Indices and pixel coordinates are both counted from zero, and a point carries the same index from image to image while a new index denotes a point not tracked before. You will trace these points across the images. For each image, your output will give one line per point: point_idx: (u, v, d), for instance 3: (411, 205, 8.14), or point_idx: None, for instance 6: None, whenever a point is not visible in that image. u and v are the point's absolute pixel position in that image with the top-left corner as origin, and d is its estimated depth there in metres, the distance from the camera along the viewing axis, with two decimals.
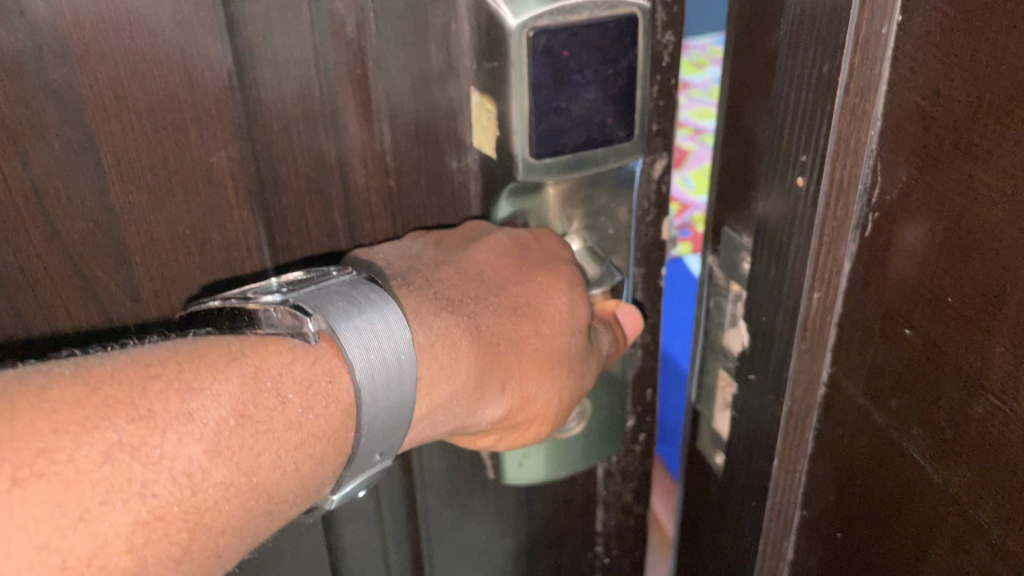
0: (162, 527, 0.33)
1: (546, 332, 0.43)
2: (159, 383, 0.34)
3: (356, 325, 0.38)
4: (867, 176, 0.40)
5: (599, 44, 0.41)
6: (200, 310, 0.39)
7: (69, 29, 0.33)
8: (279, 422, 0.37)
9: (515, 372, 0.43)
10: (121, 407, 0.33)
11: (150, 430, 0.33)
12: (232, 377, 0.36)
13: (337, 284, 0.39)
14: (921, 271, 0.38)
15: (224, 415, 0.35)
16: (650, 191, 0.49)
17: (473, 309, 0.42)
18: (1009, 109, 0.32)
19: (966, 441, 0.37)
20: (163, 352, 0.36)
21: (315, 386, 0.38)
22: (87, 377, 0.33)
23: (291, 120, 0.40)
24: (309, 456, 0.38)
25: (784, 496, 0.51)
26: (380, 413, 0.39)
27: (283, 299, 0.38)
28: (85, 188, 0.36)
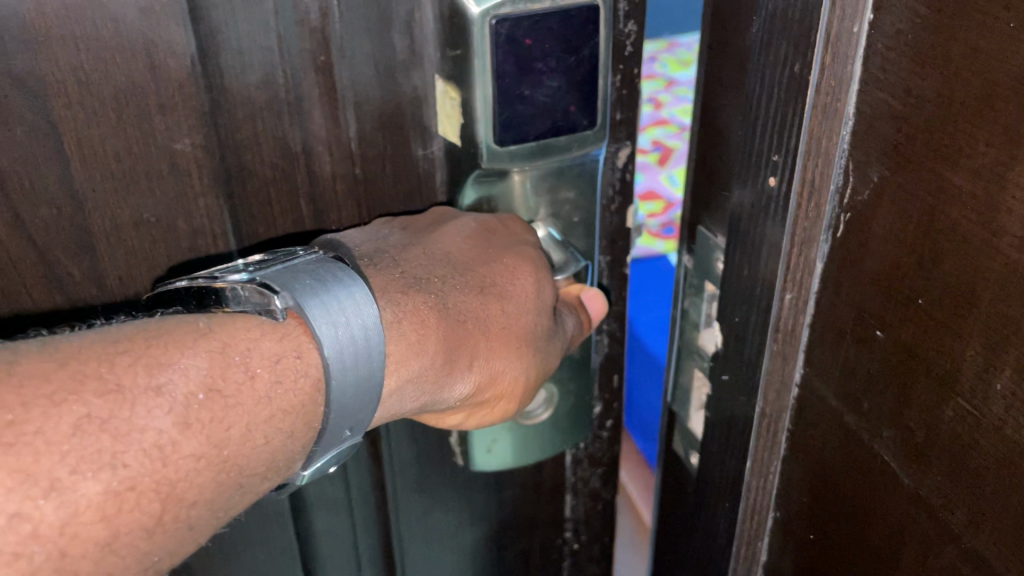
0: (135, 498, 0.31)
1: (511, 311, 0.42)
2: (125, 358, 0.33)
3: (325, 304, 0.36)
4: (839, 176, 0.38)
5: (561, 32, 0.41)
6: (166, 291, 0.36)
7: (33, 19, 0.35)
8: (248, 396, 0.35)
9: (483, 349, 0.42)
10: (88, 379, 0.31)
11: (119, 403, 0.31)
12: (198, 352, 0.34)
13: (303, 262, 0.37)
14: (892, 272, 0.36)
15: (192, 389, 0.33)
16: (614, 179, 0.49)
17: (438, 287, 0.41)
18: (980, 109, 0.30)
19: (936, 447, 0.35)
20: (131, 330, 0.34)
21: (283, 361, 0.35)
22: (54, 354, 0.32)
23: (256, 107, 0.41)
24: (279, 430, 0.35)
25: (758, 498, 0.50)
26: (350, 389, 0.36)
27: (250, 277, 0.35)
28: (50, 175, 0.38)
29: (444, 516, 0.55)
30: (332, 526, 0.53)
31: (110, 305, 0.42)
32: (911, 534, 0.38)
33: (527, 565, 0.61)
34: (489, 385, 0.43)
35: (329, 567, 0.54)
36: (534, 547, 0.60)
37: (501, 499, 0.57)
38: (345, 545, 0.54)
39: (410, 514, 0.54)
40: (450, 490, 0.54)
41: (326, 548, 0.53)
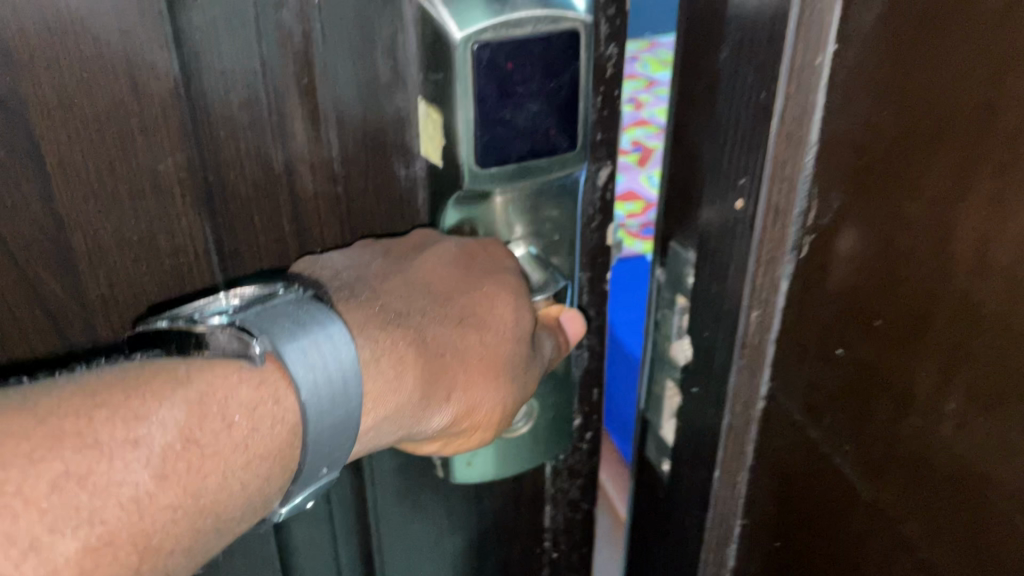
0: (112, 552, 0.32)
1: (490, 341, 0.43)
2: (103, 412, 0.33)
3: (301, 347, 0.36)
4: (804, 200, 0.39)
5: (542, 58, 0.43)
6: (149, 330, 0.37)
7: (13, 42, 0.35)
8: (226, 444, 0.35)
9: (461, 381, 0.42)
10: (66, 436, 0.32)
11: (97, 458, 0.32)
12: (175, 404, 0.34)
13: (282, 305, 0.37)
14: (852, 293, 0.38)
15: (169, 440, 0.34)
16: (595, 199, 0.51)
17: (417, 321, 0.42)
18: (930, 141, 0.32)
19: (893, 460, 0.38)
20: (108, 378, 0.34)
21: (260, 409, 0.36)
22: (35, 408, 0.32)
23: (238, 127, 0.42)
24: (257, 475, 0.36)
25: (726, 508, 0.51)
26: (328, 428, 0.37)
27: (229, 321, 0.36)
28: (29, 196, 0.39)
29: (424, 526, 0.56)
30: (312, 537, 0.54)
31: (95, 322, 0.43)
32: (870, 540, 0.40)
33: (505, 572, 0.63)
34: (468, 416, 0.43)
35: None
36: (513, 554, 0.62)
37: (480, 509, 0.58)
38: (325, 558, 0.55)
39: (390, 525, 0.55)
40: (431, 500, 0.55)
41: (306, 562, 0.54)
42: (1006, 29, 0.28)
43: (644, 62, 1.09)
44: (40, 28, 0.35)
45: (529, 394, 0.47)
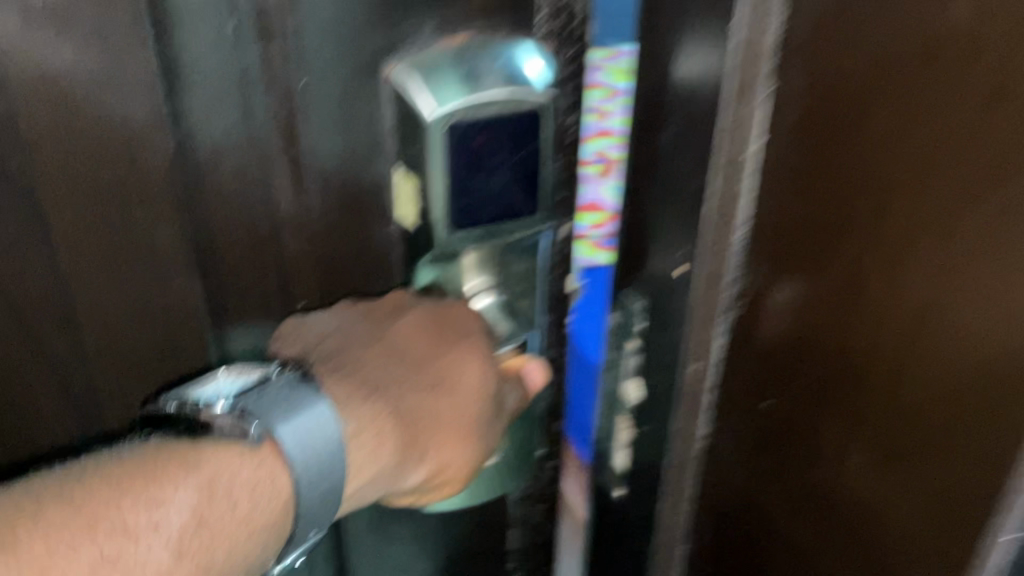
0: None
1: (459, 403, 0.52)
2: (129, 500, 0.38)
3: (294, 427, 0.41)
4: (738, 266, 0.46)
5: (508, 134, 0.47)
6: (159, 412, 0.42)
7: (27, 134, 0.41)
8: (231, 521, 0.40)
9: (434, 442, 0.52)
10: (99, 523, 0.37)
11: (124, 541, 0.38)
12: (187, 489, 0.40)
13: (276, 387, 0.41)
14: (782, 345, 0.44)
15: (184, 520, 0.39)
16: (556, 251, 0.55)
17: (394, 392, 0.51)
18: (843, 224, 0.39)
19: (814, 488, 0.44)
20: (130, 464, 0.40)
21: (260, 487, 0.41)
22: (72, 501, 0.38)
23: (228, 197, 0.45)
24: (257, 543, 0.41)
25: (670, 532, 0.57)
26: (318, 497, 0.42)
27: (231, 405, 0.40)
28: (38, 261, 0.44)
29: (396, 554, 0.61)
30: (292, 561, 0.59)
31: (90, 370, 0.49)
32: (795, 564, 0.46)
33: None
34: (440, 470, 0.53)
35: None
36: None
37: (448, 537, 0.62)
38: None
39: (364, 552, 0.60)
40: (404, 532, 0.60)
41: None
42: (897, 147, 0.35)
43: None
44: (53, 117, 0.40)
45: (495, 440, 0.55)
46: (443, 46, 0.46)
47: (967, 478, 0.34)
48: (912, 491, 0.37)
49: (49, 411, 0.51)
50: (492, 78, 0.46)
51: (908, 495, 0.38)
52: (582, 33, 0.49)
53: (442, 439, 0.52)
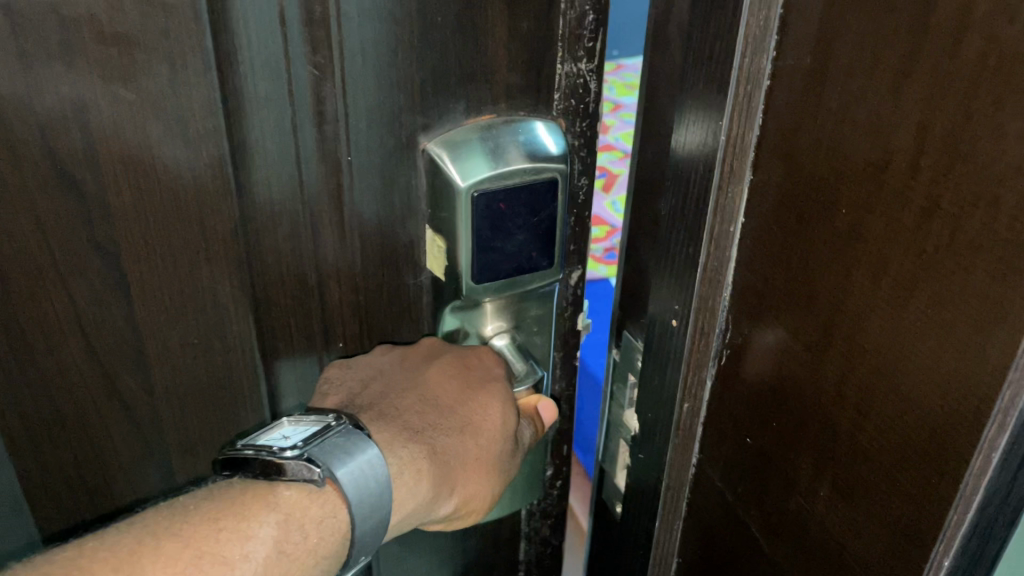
0: None
1: (485, 444, 0.56)
2: (224, 532, 0.44)
3: (350, 471, 0.46)
4: (723, 323, 0.51)
5: (528, 200, 0.54)
6: (237, 457, 0.46)
7: (115, 205, 0.48)
8: (303, 550, 0.46)
9: (462, 478, 0.55)
10: (203, 555, 0.43)
11: (223, 569, 0.43)
12: (270, 522, 0.46)
13: (335, 435, 0.47)
14: (757, 397, 0.50)
15: (269, 551, 0.45)
16: (568, 294, 0.62)
17: (430, 434, 0.55)
18: (809, 298, 0.44)
19: (786, 523, 0.49)
20: (220, 503, 0.46)
21: (325, 521, 0.47)
22: (180, 534, 0.44)
23: (282, 253, 0.53)
24: (322, 566, 0.48)
25: (665, 548, 0.63)
26: (369, 530, 0.48)
27: (300, 452, 0.45)
28: (117, 314, 0.51)
29: (417, 562, 0.68)
30: None
31: (156, 406, 0.56)
32: None
33: None
34: (467, 501, 0.56)
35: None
36: None
37: (464, 547, 0.69)
38: None
39: (387, 562, 0.67)
40: (424, 544, 0.67)
41: None
42: (858, 234, 0.40)
43: (611, 85, 1.36)
44: (136, 194, 0.48)
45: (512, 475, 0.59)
46: (473, 122, 0.52)
47: (914, 527, 0.39)
48: (869, 533, 0.42)
49: (119, 447, 0.57)
50: (516, 151, 0.52)
51: (866, 535, 0.43)
52: (594, 108, 0.56)
53: (469, 475, 0.56)
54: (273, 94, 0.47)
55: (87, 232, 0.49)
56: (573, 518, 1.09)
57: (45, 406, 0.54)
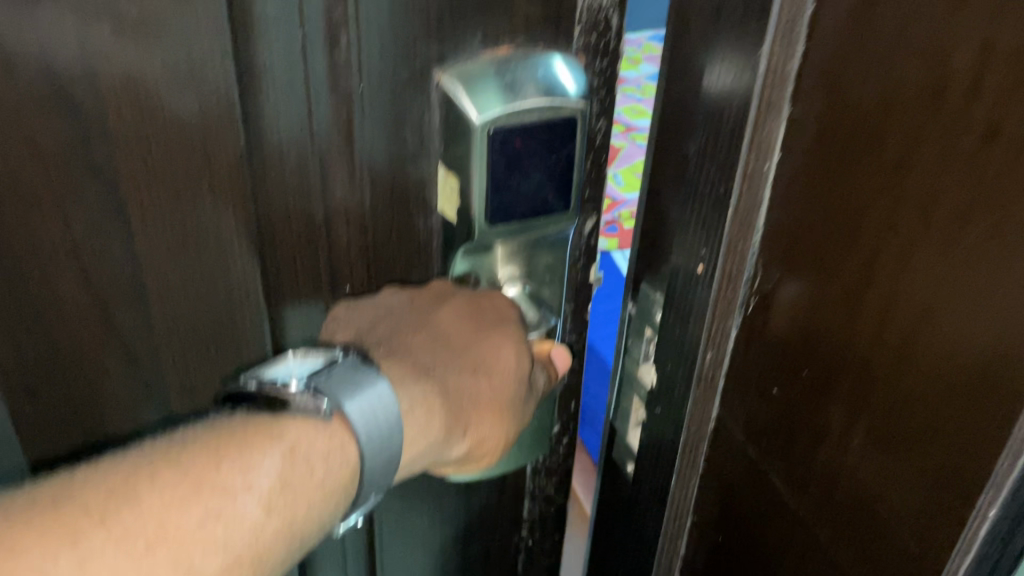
0: (239, 565, 0.41)
1: (497, 384, 0.53)
2: (225, 463, 0.41)
3: (360, 404, 0.44)
4: (752, 269, 0.49)
5: (545, 137, 0.50)
6: (240, 390, 0.44)
7: (115, 126, 0.45)
8: (311, 485, 0.43)
9: (474, 420, 0.53)
10: (204, 484, 0.41)
11: (224, 497, 0.41)
12: (275, 454, 0.43)
13: (342, 369, 0.45)
14: (786, 346, 0.48)
15: (272, 481, 0.42)
16: (581, 244, 0.60)
17: (440, 373, 0.53)
18: (848, 242, 0.41)
19: (813, 477, 0.47)
20: (220, 434, 0.43)
21: (331, 453, 0.44)
22: (180, 461, 0.41)
23: (289, 188, 0.51)
24: (330, 503, 0.45)
25: (680, 506, 0.62)
26: (380, 465, 0.45)
27: (306, 385, 0.43)
28: (115, 244, 0.49)
29: (419, 519, 0.66)
30: (328, 541, 0.65)
31: (156, 344, 0.53)
32: (796, 544, 0.50)
33: (487, 559, 0.73)
34: (480, 443, 0.54)
35: (320, 568, 0.67)
36: (493, 544, 0.72)
37: (469, 503, 0.67)
38: (335, 542, 0.65)
39: (390, 516, 0.65)
40: (427, 499, 0.65)
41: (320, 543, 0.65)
42: (906, 169, 0.37)
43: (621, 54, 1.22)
44: (138, 115, 0.45)
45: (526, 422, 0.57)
46: (489, 56, 0.50)
47: (953, 476, 0.38)
48: (905, 486, 0.40)
49: (117, 389, 0.54)
50: (533, 85, 0.49)
51: (901, 488, 0.41)
52: (616, 46, 0.54)
53: (481, 417, 0.53)
54: (283, 11, 0.45)
55: (84, 155, 0.46)
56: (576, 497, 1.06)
57: (40, 341, 0.51)
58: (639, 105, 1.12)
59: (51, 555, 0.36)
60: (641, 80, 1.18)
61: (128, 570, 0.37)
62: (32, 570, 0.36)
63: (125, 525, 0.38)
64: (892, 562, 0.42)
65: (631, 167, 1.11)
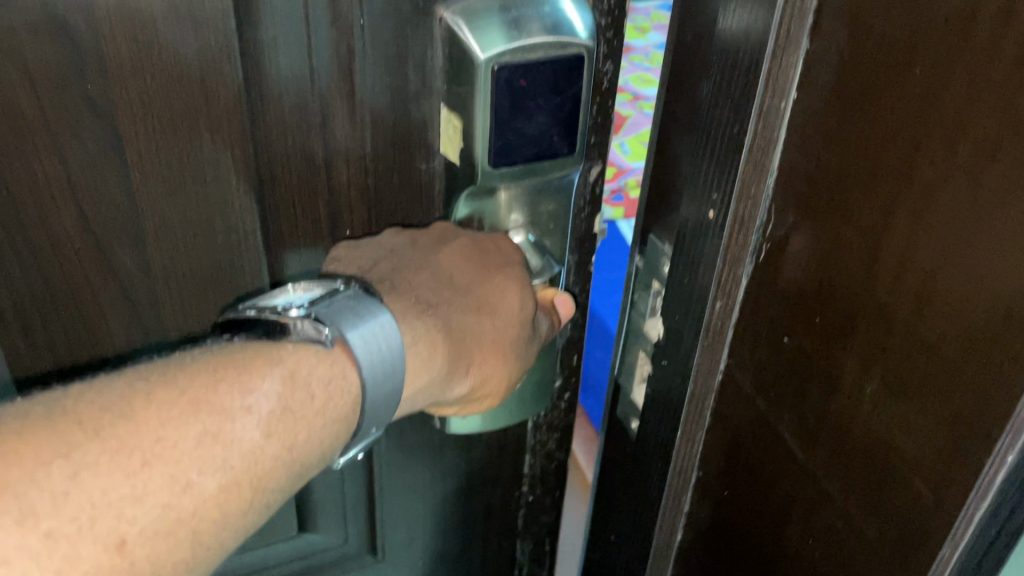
0: (238, 489, 0.40)
1: (501, 325, 0.52)
2: (224, 384, 0.40)
3: (362, 334, 0.44)
4: (764, 215, 0.48)
5: (551, 77, 0.49)
6: (238, 318, 0.44)
7: (109, 55, 0.44)
8: (310, 410, 0.43)
9: (477, 358, 0.52)
10: (202, 404, 0.39)
11: (223, 420, 0.40)
12: (274, 377, 0.42)
13: (344, 298, 0.45)
14: (798, 294, 0.46)
15: (272, 406, 0.41)
16: (586, 192, 0.58)
17: (444, 310, 0.51)
18: (868, 181, 0.40)
19: (823, 429, 0.46)
20: (217, 358, 0.42)
21: (333, 382, 0.44)
22: (176, 382, 0.39)
23: (289, 127, 0.49)
24: (331, 433, 0.44)
25: (683, 462, 0.61)
26: (381, 398, 0.45)
27: (307, 312, 0.43)
28: (112, 180, 0.48)
29: (420, 471, 0.67)
30: (328, 491, 0.66)
31: (154, 287, 0.52)
32: (803, 499, 0.49)
33: (488, 513, 0.74)
34: (483, 383, 0.53)
35: (321, 525, 0.68)
36: (494, 498, 0.73)
37: (469, 457, 0.69)
38: (335, 494, 0.66)
39: (389, 469, 0.66)
40: (427, 450, 0.66)
41: (319, 494, 0.65)
42: (932, 98, 0.36)
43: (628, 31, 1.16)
44: (133, 46, 0.44)
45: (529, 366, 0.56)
46: None
47: (976, 417, 0.36)
48: (922, 432, 0.39)
49: (116, 337, 0.53)
50: (537, 22, 0.47)
51: (918, 434, 0.39)
52: None
53: (484, 356, 0.52)
54: None
55: (81, 86, 0.44)
56: (576, 468, 1.04)
57: (36, 284, 0.50)
58: (643, 77, 1.09)
59: (44, 464, 0.34)
60: (647, 52, 1.15)
61: (124, 485, 0.36)
62: (24, 479, 0.34)
63: (121, 436, 0.36)
64: (905, 514, 0.41)
65: (637, 139, 1.02)
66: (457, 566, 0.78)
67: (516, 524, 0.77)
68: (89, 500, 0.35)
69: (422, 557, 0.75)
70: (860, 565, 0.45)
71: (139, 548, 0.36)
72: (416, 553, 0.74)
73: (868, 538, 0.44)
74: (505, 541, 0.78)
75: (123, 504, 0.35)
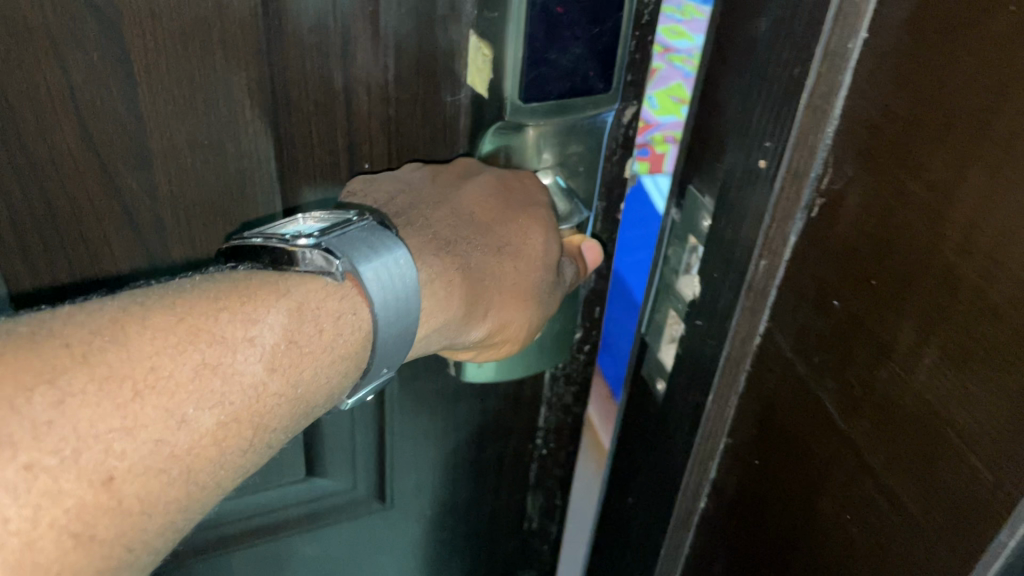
0: (237, 427, 0.38)
1: (523, 268, 0.49)
2: (225, 314, 0.38)
3: (375, 268, 0.42)
4: (820, 166, 0.44)
5: (589, 5, 0.44)
6: (244, 245, 0.41)
7: None
8: (317, 345, 0.41)
9: (496, 302, 0.49)
10: (201, 332, 0.37)
11: (224, 351, 0.38)
12: (280, 309, 0.40)
13: (357, 230, 0.42)
14: (853, 253, 0.42)
15: (276, 340, 0.39)
16: (619, 134, 0.53)
17: (463, 248, 0.48)
18: (940, 130, 0.36)
19: (869, 400, 0.43)
20: (220, 287, 0.40)
21: (342, 318, 0.42)
22: (173, 309, 0.37)
23: (308, 48, 0.46)
24: (339, 371, 0.42)
25: (715, 426, 0.58)
26: (392, 336, 0.43)
27: (317, 243, 0.41)
28: (116, 95, 0.45)
29: (432, 417, 0.66)
30: (336, 432, 0.64)
31: (160, 212, 0.50)
32: (843, 473, 0.45)
33: (500, 465, 0.73)
34: (502, 328, 0.50)
35: (327, 465, 0.66)
36: (507, 450, 0.72)
37: (484, 406, 0.67)
38: (343, 439, 0.64)
39: (400, 415, 0.64)
40: (438, 396, 0.65)
41: (326, 439, 0.64)
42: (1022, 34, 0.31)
43: None
44: None
45: (550, 314, 0.54)
46: None
47: None
48: (985, 408, 0.35)
49: (120, 261, 0.51)
50: None
51: (979, 411, 0.36)
52: None
53: (504, 302, 0.50)
54: None
55: None
56: (590, 427, 1.02)
57: (38, 202, 0.47)
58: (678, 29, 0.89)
59: (25, 391, 0.31)
60: None
61: (114, 417, 0.33)
62: (2, 407, 0.31)
63: (113, 365, 0.34)
64: (956, 493, 0.37)
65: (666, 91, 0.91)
66: (466, 517, 0.77)
67: (528, 477, 0.75)
68: (74, 432, 0.32)
69: (431, 506, 0.74)
70: (902, 543, 0.42)
71: (128, 485, 0.34)
72: (425, 500, 0.73)
73: (913, 517, 0.41)
74: (516, 494, 0.76)
75: (112, 438, 0.33)
